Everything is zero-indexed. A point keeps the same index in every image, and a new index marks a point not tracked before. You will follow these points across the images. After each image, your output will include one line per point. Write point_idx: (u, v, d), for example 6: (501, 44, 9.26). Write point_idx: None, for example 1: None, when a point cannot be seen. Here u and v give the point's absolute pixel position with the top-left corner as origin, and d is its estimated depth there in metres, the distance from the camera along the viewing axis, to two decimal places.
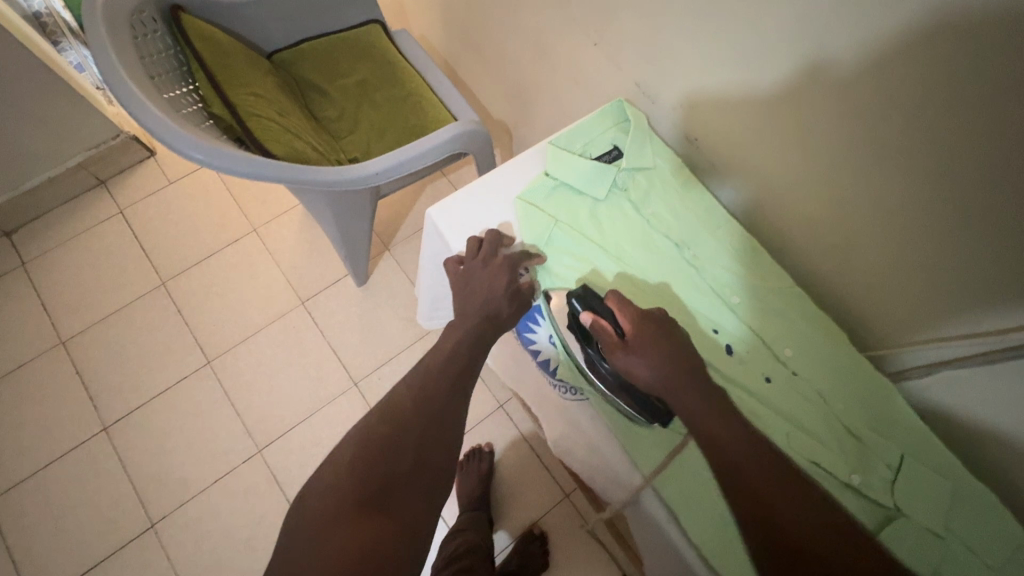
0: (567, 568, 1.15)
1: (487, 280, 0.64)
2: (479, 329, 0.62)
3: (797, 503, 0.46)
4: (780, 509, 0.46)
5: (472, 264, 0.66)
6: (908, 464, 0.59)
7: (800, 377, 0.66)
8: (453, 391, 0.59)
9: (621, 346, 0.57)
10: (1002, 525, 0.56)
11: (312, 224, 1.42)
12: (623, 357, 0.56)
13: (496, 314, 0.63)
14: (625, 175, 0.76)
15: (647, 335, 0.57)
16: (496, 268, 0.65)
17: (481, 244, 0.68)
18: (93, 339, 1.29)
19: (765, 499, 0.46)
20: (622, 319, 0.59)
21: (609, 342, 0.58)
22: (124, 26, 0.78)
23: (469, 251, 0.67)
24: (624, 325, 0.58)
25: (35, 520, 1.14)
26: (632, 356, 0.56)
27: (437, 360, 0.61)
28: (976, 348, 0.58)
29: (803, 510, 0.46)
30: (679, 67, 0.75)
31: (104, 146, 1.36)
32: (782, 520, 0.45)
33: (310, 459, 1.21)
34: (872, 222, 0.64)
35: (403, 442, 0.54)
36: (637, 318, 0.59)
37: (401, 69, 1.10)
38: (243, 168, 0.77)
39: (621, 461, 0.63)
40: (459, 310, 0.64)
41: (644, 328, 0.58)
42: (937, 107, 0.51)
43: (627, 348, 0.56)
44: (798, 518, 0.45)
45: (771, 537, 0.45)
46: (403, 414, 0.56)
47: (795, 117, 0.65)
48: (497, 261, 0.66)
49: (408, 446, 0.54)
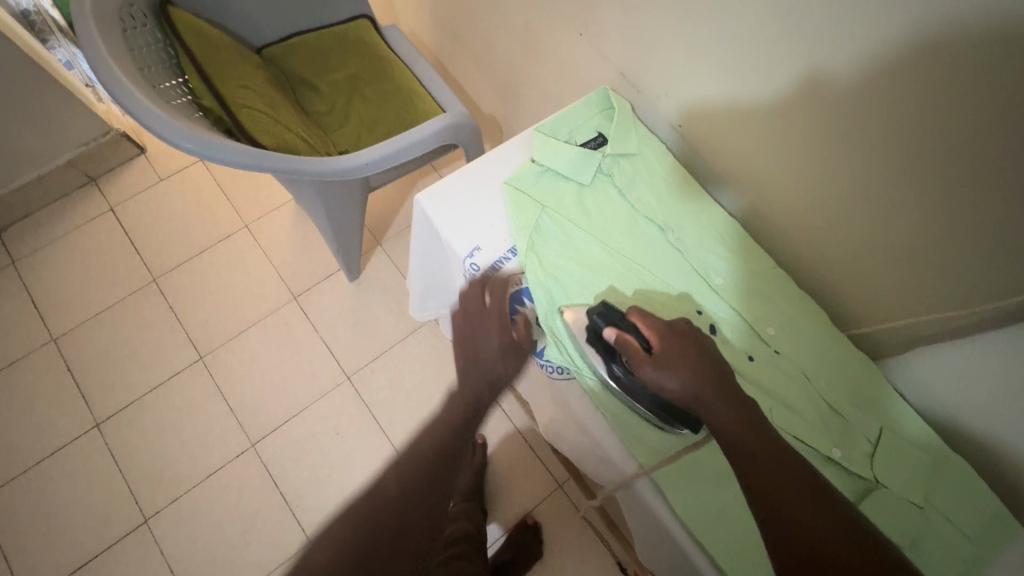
0: (562, 559, 1.14)
1: (488, 334, 0.60)
2: (484, 388, 0.57)
3: (807, 498, 0.45)
4: (791, 507, 0.44)
5: (468, 324, 0.61)
6: (886, 437, 0.61)
7: (781, 356, 0.66)
8: (455, 447, 0.52)
9: (648, 361, 0.53)
10: (978, 495, 0.58)
11: (305, 220, 1.43)
12: (652, 372, 0.53)
13: (499, 370, 0.58)
14: (610, 161, 0.75)
15: (675, 348, 0.54)
16: (492, 322, 0.61)
17: (470, 300, 0.63)
18: (86, 336, 1.30)
19: (761, 467, 0.47)
20: (648, 332, 0.56)
21: (635, 357, 0.54)
22: (113, 18, 0.79)
23: (463, 310, 0.62)
24: (651, 339, 0.55)
25: (27, 517, 1.14)
26: (663, 371, 0.53)
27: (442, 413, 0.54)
28: (967, 321, 0.57)
29: (817, 511, 0.44)
30: (662, 53, 0.75)
31: (94, 143, 1.38)
32: (793, 522, 0.44)
33: (304, 453, 1.21)
34: (852, 197, 0.63)
35: (395, 517, 0.45)
36: (661, 328, 0.56)
37: (390, 62, 1.12)
38: (232, 158, 0.76)
39: (615, 446, 0.61)
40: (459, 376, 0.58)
41: (671, 340, 0.55)
42: (922, 82, 0.50)
43: (655, 362, 0.53)
44: (813, 517, 0.44)
45: (785, 540, 0.43)
46: (413, 453, 0.50)
47: (775, 89, 0.64)
48: (491, 313, 0.62)
49: (403, 522, 0.45)
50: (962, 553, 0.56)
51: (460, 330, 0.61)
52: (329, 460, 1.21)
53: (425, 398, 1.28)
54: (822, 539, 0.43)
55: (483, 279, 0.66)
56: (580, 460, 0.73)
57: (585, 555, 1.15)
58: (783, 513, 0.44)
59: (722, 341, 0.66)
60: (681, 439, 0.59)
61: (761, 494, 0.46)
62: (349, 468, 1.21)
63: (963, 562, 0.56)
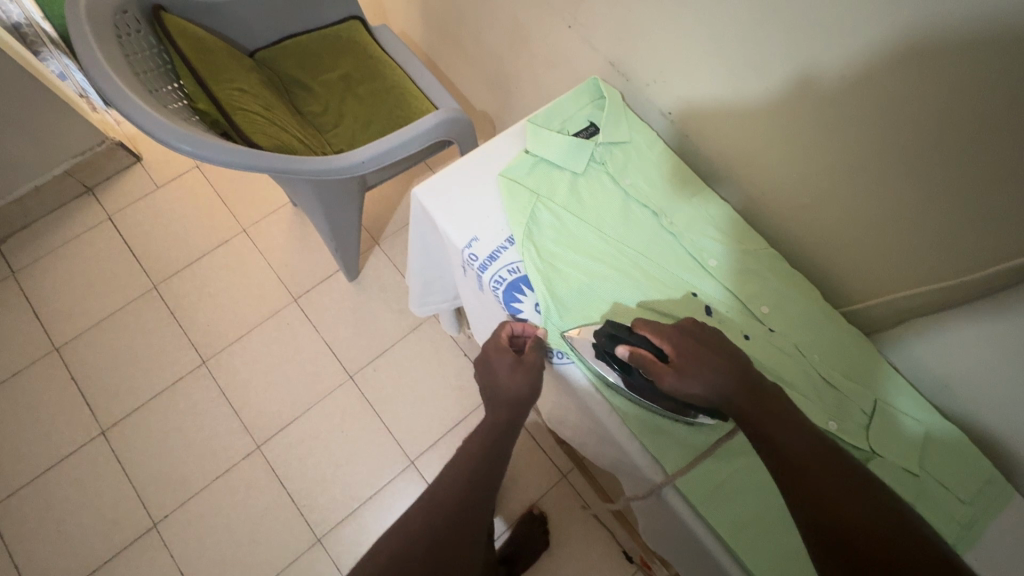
0: (568, 548, 1.16)
1: (498, 365, 0.61)
2: (507, 417, 0.60)
3: (843, 483, 0.44)
4: (826, 494, 0.43)
5: (486, 357, 0.63)
6: (879, 408, 0.63)
7: (776, 333, 0.68)
8: (472, 511, 0.53)
9: (669, 370, 0.53)
10: (973, 462, 0.59)
11: (301, 221, 1.45)
12: (676, 381, 0.52)
13: (518, 397, 0.60)
14: (602, 150, 0.77)
15: (690, 351, 0.54)
16: (499, 354, 0.61)
17: (489, 341, 0.63)
18: (88, 344, 1.30)
19: (772, 435, 0.48)
20: (657, 340, 0.56)
21: (655, 369, 0.53)
22: (107, 26, 0.81)
23: (482, 348, 0.64)
24: (662, 345, 0.55)
25: (36, 526, 1.15)
26: (684, 378, 0.52)
27: (475, 442, 0.59)
28: (965, 292, 0.58)
29: (853, 495, 0.43)
30: (648, 43, 0.77)
31: (90, 153, 1.38)
32: (827, 504, 0.43)
33: (308, 452, 1.22)
34: (842, 175, 0.64)
35: (430, 536, 0.50)
36: (672, 335, 0.55)
37: (383, 62, 1.13)
38: (229, 158, 0.77)
39: (618, 425, 0.61)
40: (489, 412, 0.61)
41: (682, 343, 0.54)
42: (895, 58, 0.52)
43: (676, 371, 0.52)
44: (849, 500, 0.42)
45: (821, 526, 0.42)
46: (448, 479, 0.55)
47: (760, 67, 0.65)
48: (499, 347, 0.62)
49: (435, 543, 0.50)
50: (958, 516, 0.58)
51: (481, 369, 0.64)
52: (335, 457, 1.22)
53: (427, 393, 1.29)
54: (859, 524, 0.41)
55: (509, 323, 0.64)
56: (583, 446, 0.74)
57: (592, 544, 1.16)
58: (814, 493, 0.43)
59: (716, 321, 0.68)
60: (687, 433, 0.60)
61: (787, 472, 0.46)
62: (355, 466, 1.22)
63: (958, 525, 0.57)
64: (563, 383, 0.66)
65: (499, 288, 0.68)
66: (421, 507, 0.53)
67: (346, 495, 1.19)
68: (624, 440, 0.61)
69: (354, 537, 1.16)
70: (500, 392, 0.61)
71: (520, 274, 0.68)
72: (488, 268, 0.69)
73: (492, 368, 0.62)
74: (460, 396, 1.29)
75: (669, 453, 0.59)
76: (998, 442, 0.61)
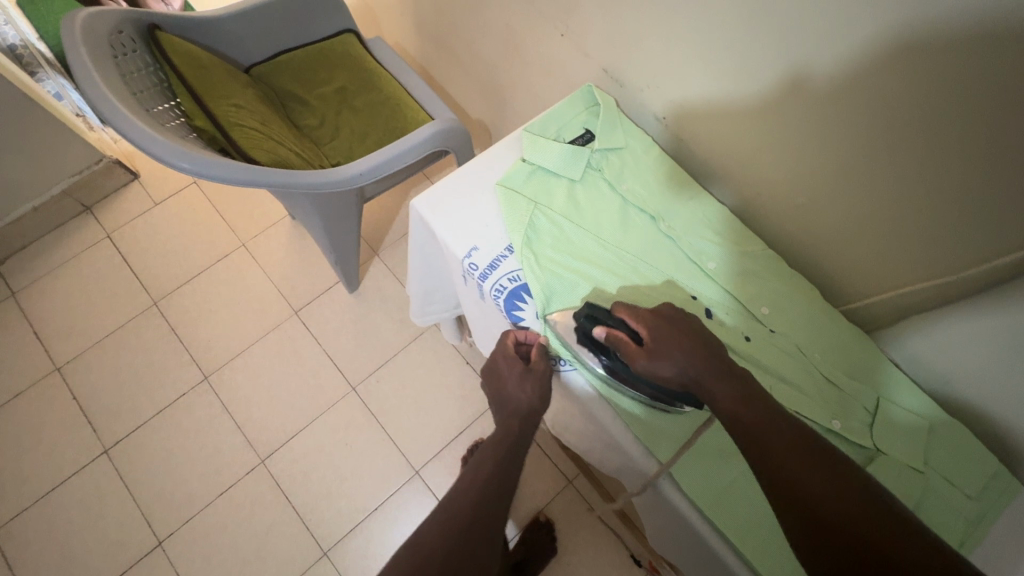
0: (576, 554, 1.15)
1: (508, 375, 0.62)
2: (518, 425, 0.61)
3: (808, 469, 0.44)
4: (820, 501, 0.43)
5: (495, 367, 0.65)
6: (882, 406, 0.63)
7: (776, 334, 0.68)
8: (487, 519, 0.53)
9: (641, 353, 0.54)
10: (974, 455, 0.59)
11: (300, 234, 1.45)
12: (647, 362, 0.53)
13: (527, 407, 0.61)
14: (598, 156, 0.77)
15: (665, 336, 0.54)
16: (508, 365, 0.63)
17: (498, 353, 0.64)
18: (89, 363, 1.30)
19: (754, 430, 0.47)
20: (635, 324, 0.57)
21: (628, 351, 0.55)
22: (103, 47, 0.82)
23: (490, 359, 0.66)
24: (639, 329, 0.56)
25: (39, 548, 1.14)
26: (656, 360, 0.53)
27: (487, 452, 0.59)
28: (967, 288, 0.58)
29: (837, 493, 0.43)
30: (641, 49, 0.77)
31: (87, 171, 1.39)
32: (790, 484, 0.44)
33: (313, 466, 1.22)
34: (840, 175, 0.64)
35: (447, 543, 0.50)
36: (648, 318, 0.56)
37: (378, 74, 1.14)
38: (229, 174, 0.78)
39: (622, 431, 0.61)
40: (499, 422, 0.62)
41: (658, 327, 0.55)
42: (888, 58, 0.53)
43: (648, 353, 0.54)
44: (817, 483, 0.44)
45: (802, 527, 0.43)
46: (462, 489, 0.55)
47: (753, 68, 0.65)
48: (509, 357, 0.63)
49: (453, 550, 0.49)
50: (965, 513, 0.58)
51: (490, 385, 0.66)
52: (340, 470, 1.22)
53: (430, 402, 1.29)
54: (842, 519, 0.42)
55: (512, 334, 0.65)
56: (589, 452, 0.75)
57: (600, 550, 1.16)
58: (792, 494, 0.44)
59: (718, 323, 0.68)
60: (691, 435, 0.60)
61: (767, 461, 0.46)
62: (360, 478, 1.21)
63: (966, 520, 0.58)
64: (566, 389, 0.66)
65: (499, 297, 0.68)
66: (436, 518, 0.53)
67: (352, 507, 1.19)
68: (629, 445, 0.61)
69: (361, 549, 1.16)
70: (508, 402, 0.62)
71: (521, 282, 0.69)
72: (489, 277, 0.69)
73: (501, 380, 0.63)
74: (464, 404, 1.29)
75: (671, 456, 0.59)
76: (1000, 434, 0.61)
